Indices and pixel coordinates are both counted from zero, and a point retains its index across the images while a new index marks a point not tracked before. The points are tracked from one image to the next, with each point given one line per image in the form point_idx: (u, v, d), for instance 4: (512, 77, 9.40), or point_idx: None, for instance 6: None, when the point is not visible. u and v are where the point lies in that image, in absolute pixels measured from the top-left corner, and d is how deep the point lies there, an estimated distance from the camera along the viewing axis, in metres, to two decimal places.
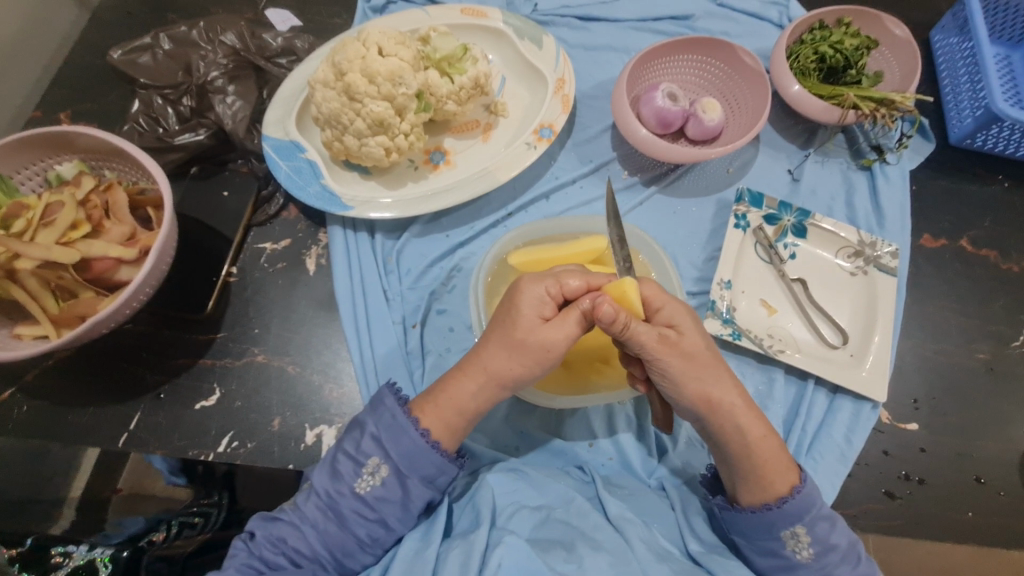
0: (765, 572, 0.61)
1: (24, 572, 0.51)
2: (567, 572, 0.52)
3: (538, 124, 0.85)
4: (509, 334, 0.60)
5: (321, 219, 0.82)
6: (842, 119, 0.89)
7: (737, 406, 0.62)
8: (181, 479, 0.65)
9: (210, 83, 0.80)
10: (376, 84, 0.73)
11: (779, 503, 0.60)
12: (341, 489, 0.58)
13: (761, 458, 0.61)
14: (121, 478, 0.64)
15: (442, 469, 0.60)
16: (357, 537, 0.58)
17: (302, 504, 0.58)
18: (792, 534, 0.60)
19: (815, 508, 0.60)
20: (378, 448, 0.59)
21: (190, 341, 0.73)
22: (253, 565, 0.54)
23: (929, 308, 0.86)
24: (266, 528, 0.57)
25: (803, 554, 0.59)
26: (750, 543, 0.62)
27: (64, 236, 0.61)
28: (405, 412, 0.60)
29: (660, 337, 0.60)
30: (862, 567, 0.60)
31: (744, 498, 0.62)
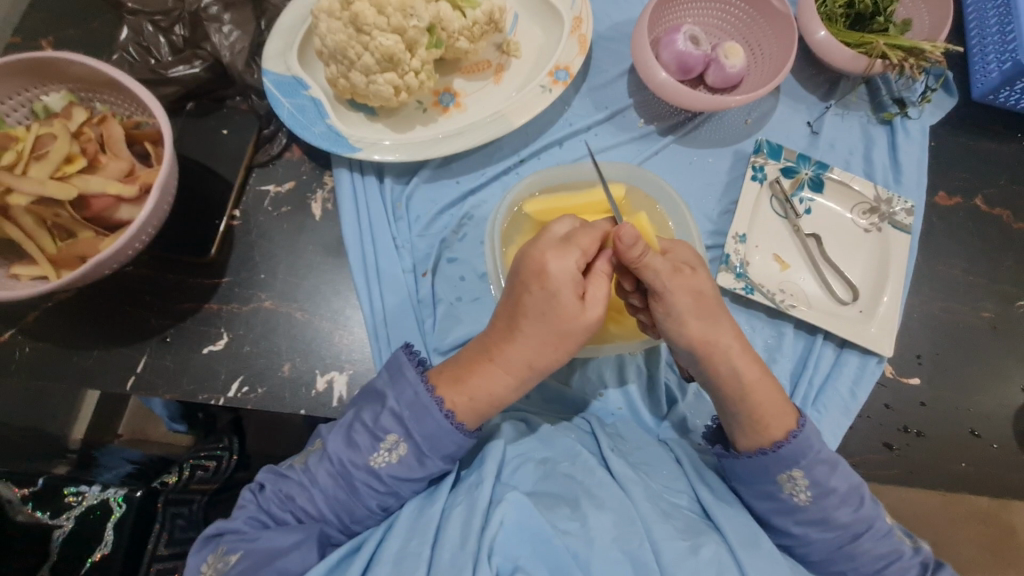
0: (765, 517, 0.63)
1: (39, 509, 0.64)
2: (569, 531, 0.55)
3: (553, 66, 0.81)
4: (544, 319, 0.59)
5: (326, 161, 0.78)
6: (868, 69, 0.85)
7: (732, 349, 0.63)
8: (185, 427, 0.79)
9: (203, 10, 0.74)
10: (385, 15, 0.68)
11: (773, 448, 0.61)
12: (356, 460, 0.57)
13: (756, 400, 0.62)
14: (122, 425, 0.83)
15: (462, 448, 0.59)
16: (367, 507, 0.58)
17: (313, 466, 0.58)
18: (789, 478, 0.61)
19: (811, 452, 0.61)
20: (398, 424, 0.58)
21: (195, 285, 0.71)
22: (260, 518, 0.56)
23: (939, 266, 0.86)
24: (277, 483, 0.58)
25: (800, 497, 0.61)
26: (749, 489, 0.63)
27: (57, 171, 0.58)
28: (427, 390, 0.58)
29: (674, 268, 0.62)
30: (863, 509, 0.61)
31: (742, 445, 0.64)
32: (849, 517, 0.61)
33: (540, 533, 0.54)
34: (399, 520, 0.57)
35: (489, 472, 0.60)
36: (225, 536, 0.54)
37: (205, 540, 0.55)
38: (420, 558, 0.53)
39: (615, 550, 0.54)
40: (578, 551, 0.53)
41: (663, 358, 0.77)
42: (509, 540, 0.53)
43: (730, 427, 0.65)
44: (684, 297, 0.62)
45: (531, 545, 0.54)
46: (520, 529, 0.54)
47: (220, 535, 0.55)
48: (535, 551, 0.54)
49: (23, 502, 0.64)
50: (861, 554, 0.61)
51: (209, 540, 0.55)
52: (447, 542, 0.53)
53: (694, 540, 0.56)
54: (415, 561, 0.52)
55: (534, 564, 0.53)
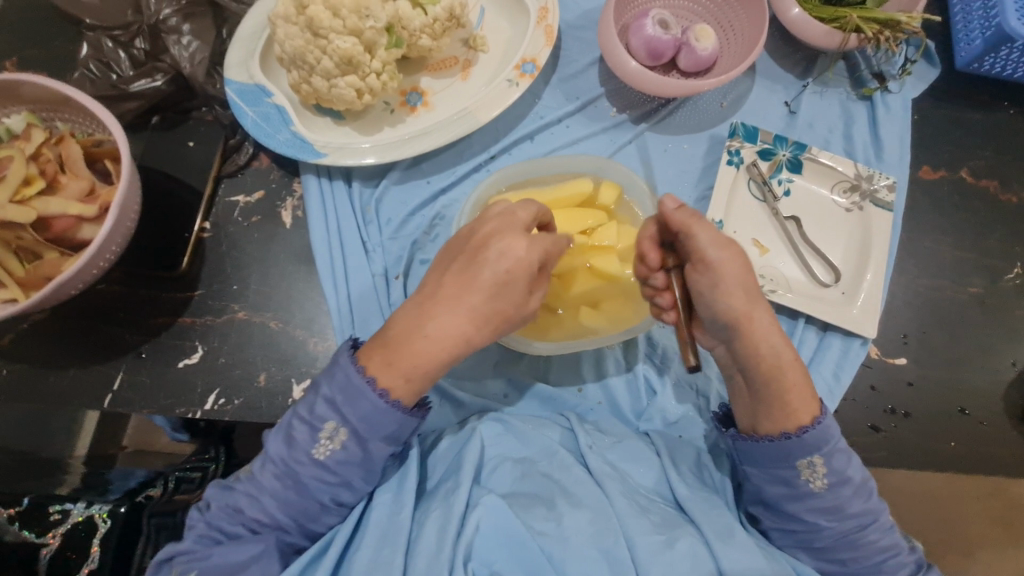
0: (774, 502, 0.59)
1: (26, 529, 0.58)
2: (546, 532, 0.54)
3: (519, 59, 0.80)
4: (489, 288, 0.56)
5: (295, 168, 0.78)
6: (843, 44, 0.83)
7: (769, 328, 0.59)
8: (185, 435, 0.70)
9: (162, 22, 0.73)
10: (340, 17, 0.67)
11: (799, 433, 0.56)
12: (299, 457, 0.55)
13: (787, 381, 0.57)
14: (126, 436, 0.69)
15: (404, 424, 0.57)
16: (322, 501, 0.57)
17: (258, 473, 0.56)
18: (809, 464, 0.56)
19: (833, 440, 0.57)
20: (333, 412, 0.56)
21: (167, 300, 0.71)
22: (211, 535, 0.54)
23: (924, 243, 0.85)
24: (222, 497, 0.56)
25: (816, 484, 0.56)
26: (761, 472, 0.59)
27: (17, 194, 0.57)
28: (357, 373, 0.55)
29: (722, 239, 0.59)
30: (872, 500, 0.58)
31: (761, 428, 0.59)
32: (860, 508, 0.57)
33: (516, 536, 0.54)
34: (369, 526, 0.57)
35: (466, 475, 0.60)
36: (175, 559, 0.53)
37: (157, 565, 0.52)
38: (393, 565, 0.53)
39: (590, 548, 0.54)
40: (552, 551, 0.53)
41: (641, 349, 0.76)
42: (485, 543, 0.54)
43: (745, 411, 0.61)
44: (732, 269, 0.58)
45: (507, 547, 0.54)
46: (496, 534, 0.55)
47: (170, 560, 0.53)
48: (512, 553, 0.54)
49: (10, 523, 0.58)
50: (865, 544, 0.57)
51: (159, 567, 0.52)
52: (423, 547, 0.53)
53: (670, 533, 0.56)
54: (388, 566, 0.52)
55: (510, 566, 0.54)
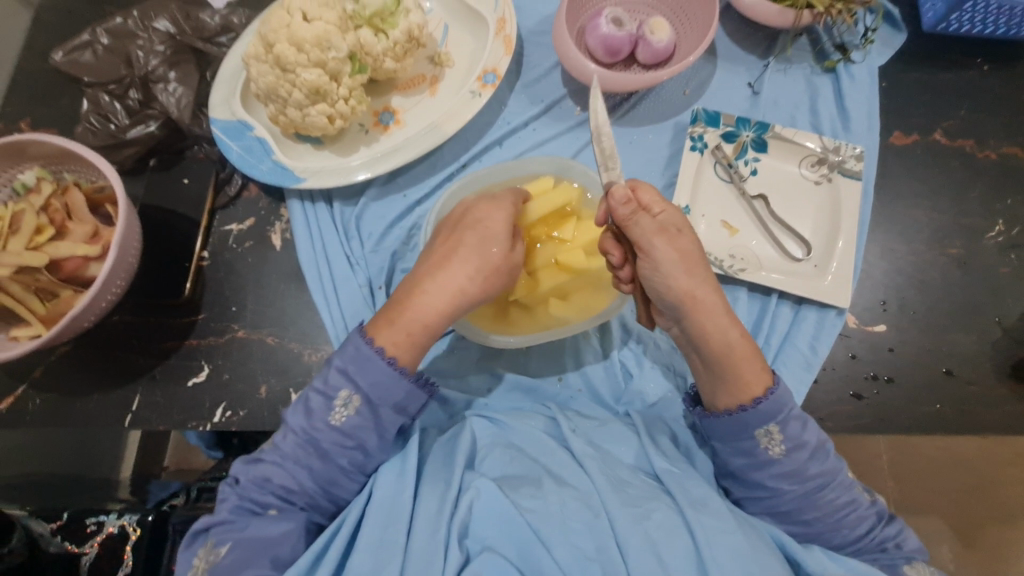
0: (740, 472, 0.63)
1: (66, 539, 0.72)
2: (531, 508, 0.58)
3: (481, 70, 0.84)
4: (467, 254, 0.66)
5: (281, 194, 0.84)
6: (797, 21, 0.84)
7: (717, 304, 0.63)
8: (219, 452, 0.83)
9: (151, 72, 0.81)
10: (305, 51, 0.73)
11: (754, 404, 0.61)
12: (315, 424, 0.62)
13: (737, 354, 0.62)
14: (167, 457, 0.87)
15: (411, 395, 0.64)
16: (339, 465, 0.63)
17: (279, 442, 0.62)
18: (766, 432, 0.60)
19: (787, 408, 0.60)
20: (347, 380, 0.62)
21: (175, 324, 0.77)
22: (243, 505, 0.60)
23: (899, 209, 0.85)
24: (249, 471, 0.61)
25: (775, 451, 0.60)
26: (727, 446, 0.63)
27: (31, 242, 0.65)
28: (367, 343, 0.62)
29: (659, 229, 0.62)
30: (830, 462, 0.61)
31: (720, 402, 0.63)
32: (818, 470, 0.60)
33: (506, 514, 0.58)
34: (373, 505, 0.61)
35: (459, 460, 0.64)
36: (212, 529, 0.58)
37: (192, 536, 0.58)
38: (396, 545, 0.57)
39: (575, 522, 0.58)
40: (540, 526, 0.57)
41: (616, 335, 0.78)
42: (479, 522, 0.58)
43: (707, 387, 0.65)
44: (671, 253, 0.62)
45: (502, 528, 0.58)
46: (490, 515, 0.58)
47: (208, 529, 0.59)
48: (505, 530, 0.58)
49: (53, 535, 0.72)
50: (826, 504, 0.60)
51: (198, 535, 0.58)
52: (420, 528, 0.58)
53: (646, 506, 0.59)
54: (392, 549, 0.57)
55: (503, 542, 0.57)
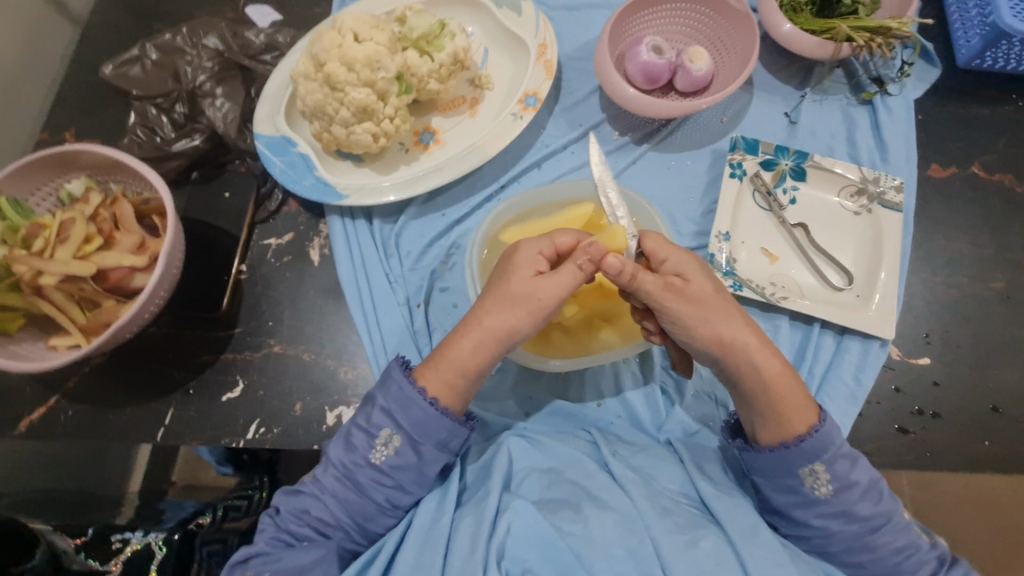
0: (783, 509, 0.61)
1: (90, 558, 0.63)
2: (573, 532, 0.56)
3: (523, 93, 0.85)
4: (501, 290, 0.63)
5: (321, 211, 0.84)
6: (836, 53, 0.85)
7: (750, 344, 0.62)
8: (229, 469, 0.73)
9: (198, 87, 0.82)
10: (355, 71, 0.74)
11: (797, 442, 0.59)
12: (357, 460, 0.61)
13: (778, 392, 0.61)
14: (174, 472, 0.72)
15: (453, 433, 0.62)
16: (377, 502, 0.61)
17: (320, 475, 0.61)
18: (810, 471, 0.59)
19: (833, 446, 0.59)
20: (389, 419, 0.61)
21: (211, 338, 0.77)
22: (280, 537, 0.58)
23: (939, 241, 0.84)
24: (290, 502, 0.60)
25: (821, 490, 0.59)
26: (769, 482, 0.61)
27: (79, 250, 0.65)
28: (411, 384, 0.62)
29: (666, 284, 0.61)
30: (883, 503, 0.59)
31: (762, 438, 0.62)
32: (871, 511, 0.58)
33: (545, 537, 0.56)
34: (412, 531, 0.59)
35: (495, 483, 0.62)
36: (251, 560, 0.56)
37: (232, 566, 0.56)
38: (433, 567, 0.55)
39: (618, 548, 0.55)
40: (582, 552, 0.55)
41: (656, 361, 0.78)
42: (518, 544, 0.55)
43: (748, 420, 0.64)
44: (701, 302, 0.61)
45: (540, 548, 0.55)
46: (528, 536, 0.56)
47: (247, 561, 0.56)
48: (545, 555, 0.55)
49: (77, 553, 0.63)
50: (881, 546, 0.58)
51: (237, 567, 0.56)
52: (458, 552, 0.56)
53: (693, 533, 0.57)
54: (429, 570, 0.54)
55: (541, 565, 0.54)
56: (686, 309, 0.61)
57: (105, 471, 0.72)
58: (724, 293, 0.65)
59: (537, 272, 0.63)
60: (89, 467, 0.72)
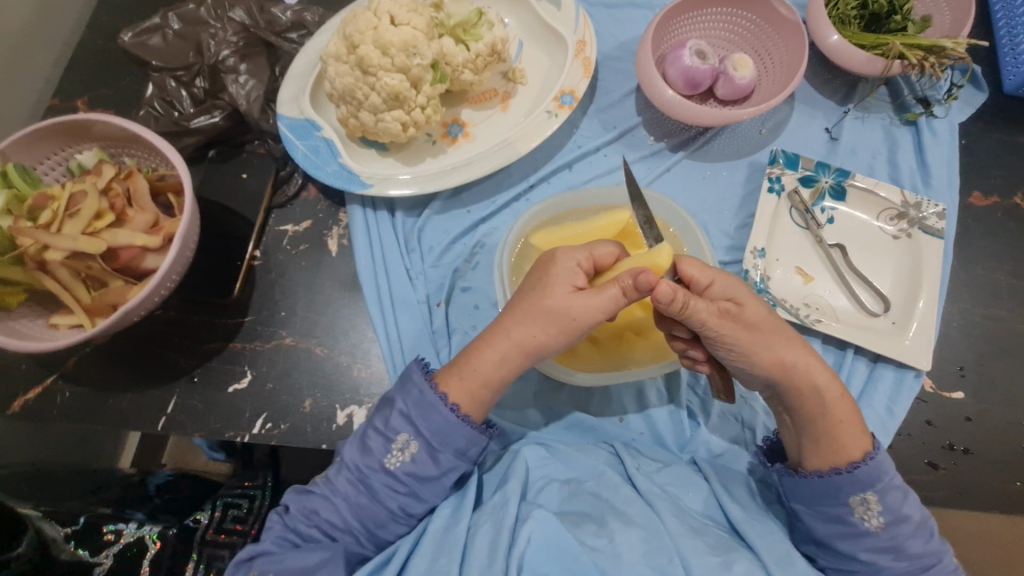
0: (826, 540, 0.58)
1: (80, 548, 0.60)
2: (597, 547, 0.52)
3: (558, 90, 0.81)
4: (536, 300, 0.60)
5: (341, 199, 0.81)
6: (886, 71, 0.82)
7: (812, 362, 0.60)
8: (219, 454, 0.73)
9: (221, 62, 0.78)
10: (389, 55, 0.70)
11: (850, 468, 0.57)
12: (372, 464, 0.57)
13: (835, 415, 0.59)
14: (164, 455, 0.73)
15: (473, 441, 0.59)
16: (389, 509, 0.58)
17: (333, 477, 0.58)
18: (861, 501, 0.57)
19: (887, 477, 0.57)
20: (407, 423, 0.58)
21: (220, 326, 0.74)
22: (287, 537, 0.55)
23: (978, 272, 0.82)
24: (300, 501, 0.57)
25: (872, 522, 0.56)
26: (811, 510, 0.59)
27: (89, 227, 0.62)
28: (432, 388, 0.59)
29: (721, 310, 0.58)
30: (934, 542, 0.57)
31: (810, 463, 0.60)
32: (922, 549, 0.56)
33: (567, 550, 0.52)
34: (425, 538, 0.55)
35: (514, 491, 0.58)
36: (256, 560, 0.53)
37: (237, 564, 0.53)
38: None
39: (644, 567, 0.51)
40: (608, 569, 0.51)
41: (683, 380, 0.75)
42: (538, 559, 0.51)
43: (798, 448, 0.61)
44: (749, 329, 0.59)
45: (560, 562, 0.51)
46: (549, 548, 0.52)
47: (253, 559, 0.53)
48: (566, 569, 0.51)
49: (66, 541, 0.61)
50: None
51: (241, 565, 0.53)
52: (475, 562, 0.51)
53: (726, 555, 0.54)
54: None
55: None
56: (743, 332, 0.59)
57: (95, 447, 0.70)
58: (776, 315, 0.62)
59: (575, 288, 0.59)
60: (77, 444, 0.70)
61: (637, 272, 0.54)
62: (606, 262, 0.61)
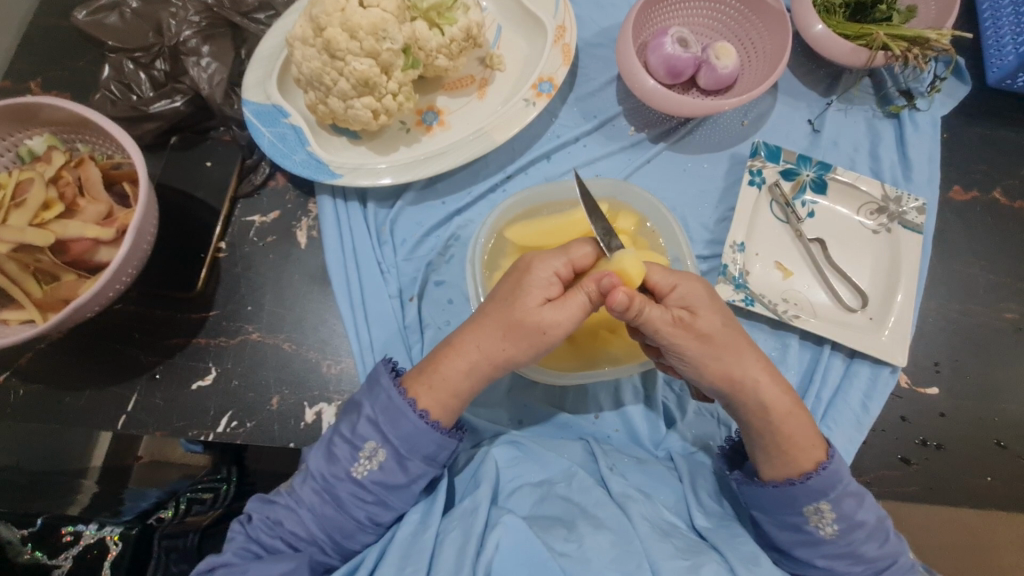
0: (786, 547, 0.58)
1: (37, 550, 0.58)
2: (568, 552, 0.51)
3: (537, 78, 0.78)
4: (506, 313, 0.58)
5: (310, 188, 0.78)
6: (870, 62, 0.81)
7: (759, 381, 0.59)
8: (198, 447, 0.68)
9: (182, 43, 0.75)
10: (358, 39, 0.67)
11: (802, 479, 0.57)
12: (338, 472, 0.56)
13: (787, 431, 0.58)
14: (139, 446, 0.68)
15: (442, 446, 0.58)
16: (356, 519, 0.56)
17: (297, 487, 0.56)
18: (816, 509, 0.57)
19: (841, 484, 0.57)
20: (375, 431, 0.56)
21: (184, 320, 0.71)
22: (249, 548, 0.54)
23: (956, 267, 0.81)
24: (264, 510, 0.56)
25: (826, 530, 0.56)
26: (770, 518, 0.59)
27: (36, 218, 0.59)
28: (401, 394, 0.57)
29: (675, 319, 0.57)
30: (889, 545, 0.57)
31: (766, 474, 0.59)
32: (877, 553, 0.57)
33: (536, 555, 0.51)
34: (392, 546, 0.54)
35: (485, 494, 0.57)
36: (215, 571, 0.52)
37: None
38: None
39: (613, 571, 0.51)
40: (574, 572, 0.50)
41: (660, 377, 0.75)
42: (507, 563, 0.50)
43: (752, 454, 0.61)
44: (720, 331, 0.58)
45: (529, 570, 0.50)
46: (517, 553, 0.51)
47: (212, 571, 0.52)
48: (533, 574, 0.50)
49: (22, 544, 0.58)
50: None
51: None
52: (442, 568, 0.51)
53: (695, 558, 0.53)
54: None
55: None
56: (699, 341, 0.57)
57: (62, 449, 0.66)
58: (736, 323, 0.60)
59: (548, 298, 0.57)
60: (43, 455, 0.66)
61: (601, 277, 0.54)
62: (584, 264, 0.60)
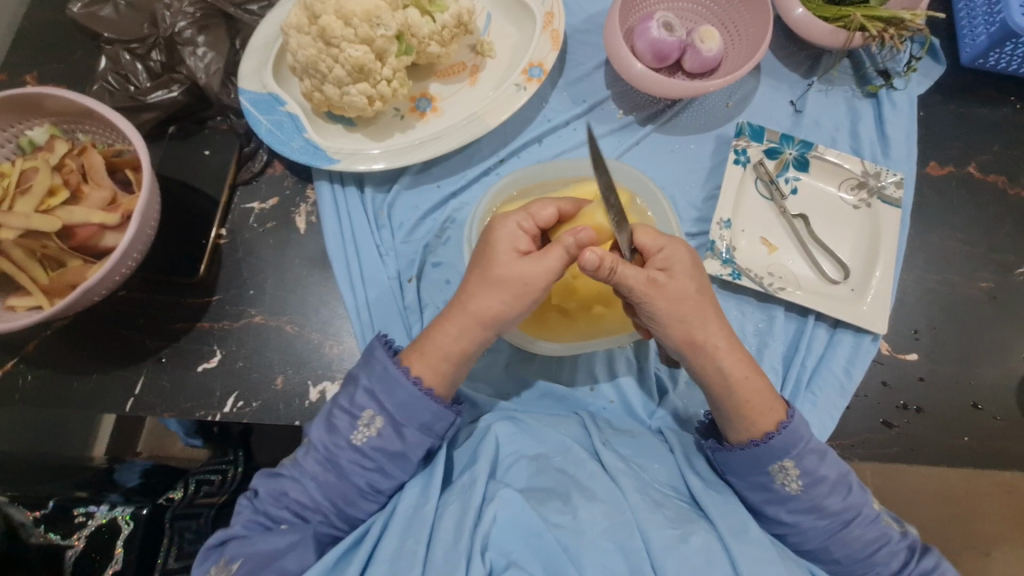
0: (757, 507, 0.62)
1: (51, 532, 0.61)
2: (561, 524, 0.54)
3: (527, 63, 0.80)
4: (485, 271, 0.60)
5: (308, 175, 0.80)
6: (848, 43, 0.84)
7: (724, 348, 0.62)
8: (197, 441, 0.73)
9: (178, 33, 0.76)
10: (352, 26, 0.69)
11: (766, 440, 0.60)
12: (339, 442, 0.58)
13: (744, 398, 0.62)
14: (139, 441, 0.73)
15: (439, 416, 0.60)
16: (358, 487, 0.58)
17: (301, 458, 0.58)
18: (780, 467, 0.60)
19: (802, 442, 0.60)
20: (372, 400, 0.59)
21: (187, 305, 0.73)
22: (257, 520, 0.56)
23: (933, 239, 0.85)
24: (269, 484, 0.58)
25: (792, 486, 0.60)
26: (741, 480, 0.62)
27: (42, 204, 0.60)
28: (396, 364, 0.60)
29: (648, 279, 0.59)
30: (853, 496, 0.60)
31: (732, 437, 0.63)
32: (839, 505, 0.60)
33: (530, 525, 0.53)
34: (394, 518, 0.56)
35: (482, 470, 0.59)
36: (227, 545, 0.54)
37: (208, 550, 0.54)
38: (415, 556, 0.52)
39: (606, 542, 0.53)
40: (571, 545, 0.53)
41: (652, 349, 0.77)
42: (502, 534, 0.53)
43: (720, 422, 0.64)
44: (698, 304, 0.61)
45: (524, 539, 0.53)
46: (514, 524, 0.54)
47: (224, 544, 0.54)
48: (528, 544, 0.53)
49: (35, 525, 0.61)
50: (852, 540, 0.60)
51: (215, 549, 0.54)
52: (441, 541, 0.53)
53: (684, 528, 0.56)
54: (411, 559, 0.52)
55: (529, 558, 0.52)
56: (680, 306, 0.60)
57: (63, 440, 0.68)
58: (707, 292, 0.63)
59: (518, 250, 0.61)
60: (43, 436, 0.68)
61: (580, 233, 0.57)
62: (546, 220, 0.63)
